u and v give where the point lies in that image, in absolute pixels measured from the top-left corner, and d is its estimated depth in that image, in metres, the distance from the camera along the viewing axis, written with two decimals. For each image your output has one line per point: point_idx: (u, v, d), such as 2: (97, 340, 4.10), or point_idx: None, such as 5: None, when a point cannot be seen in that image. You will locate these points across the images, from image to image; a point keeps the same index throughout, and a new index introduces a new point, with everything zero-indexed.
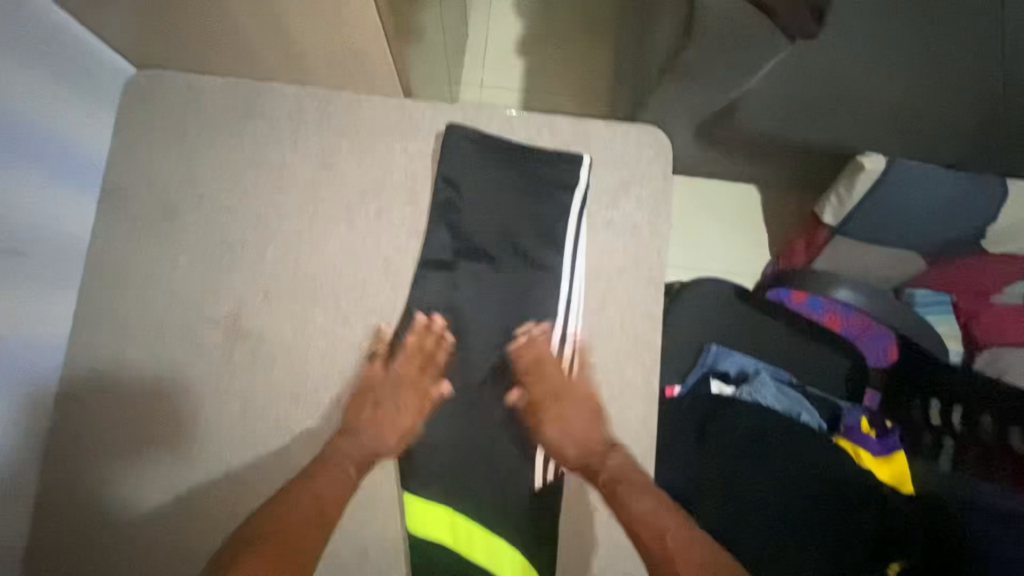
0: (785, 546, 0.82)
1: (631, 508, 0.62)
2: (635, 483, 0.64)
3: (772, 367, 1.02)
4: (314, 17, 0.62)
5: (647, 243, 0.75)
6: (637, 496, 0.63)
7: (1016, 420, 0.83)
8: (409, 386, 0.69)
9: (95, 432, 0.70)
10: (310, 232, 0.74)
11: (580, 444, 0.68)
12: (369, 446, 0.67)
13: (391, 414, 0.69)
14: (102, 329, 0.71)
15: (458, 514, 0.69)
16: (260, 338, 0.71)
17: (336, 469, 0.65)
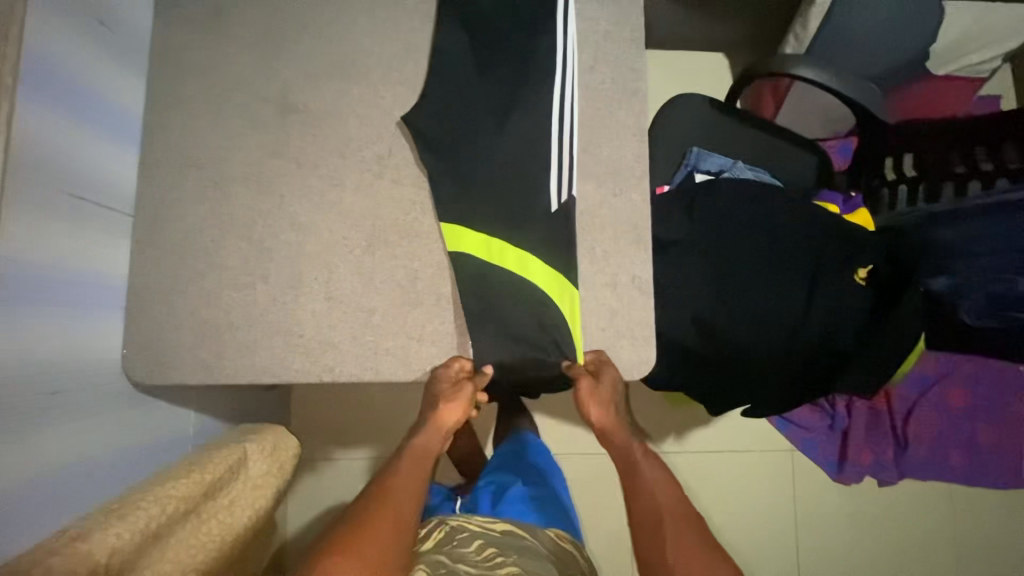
0: (768, 282, 0.96)
1: (637, 484, 0.87)
2: (646, 458, 0.90)
3: (748, 163, 1.15)
4: None
5: (628, 10, 0.87)
6: (648, 466, 0.90)
7: (959, 150, 0.99)
8: (452, 398, 0.82)
9: (166, 200, 0.79)
10: (339, 21, 0.84)
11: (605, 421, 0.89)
12: (434, 437, 0.84)
13: (446, 401, 0.82)
14: (167, 113, 0.81)
15: (493, 238, 0.81)
16: (307, 113, 0.82)
17: (414, 475, 0.80)
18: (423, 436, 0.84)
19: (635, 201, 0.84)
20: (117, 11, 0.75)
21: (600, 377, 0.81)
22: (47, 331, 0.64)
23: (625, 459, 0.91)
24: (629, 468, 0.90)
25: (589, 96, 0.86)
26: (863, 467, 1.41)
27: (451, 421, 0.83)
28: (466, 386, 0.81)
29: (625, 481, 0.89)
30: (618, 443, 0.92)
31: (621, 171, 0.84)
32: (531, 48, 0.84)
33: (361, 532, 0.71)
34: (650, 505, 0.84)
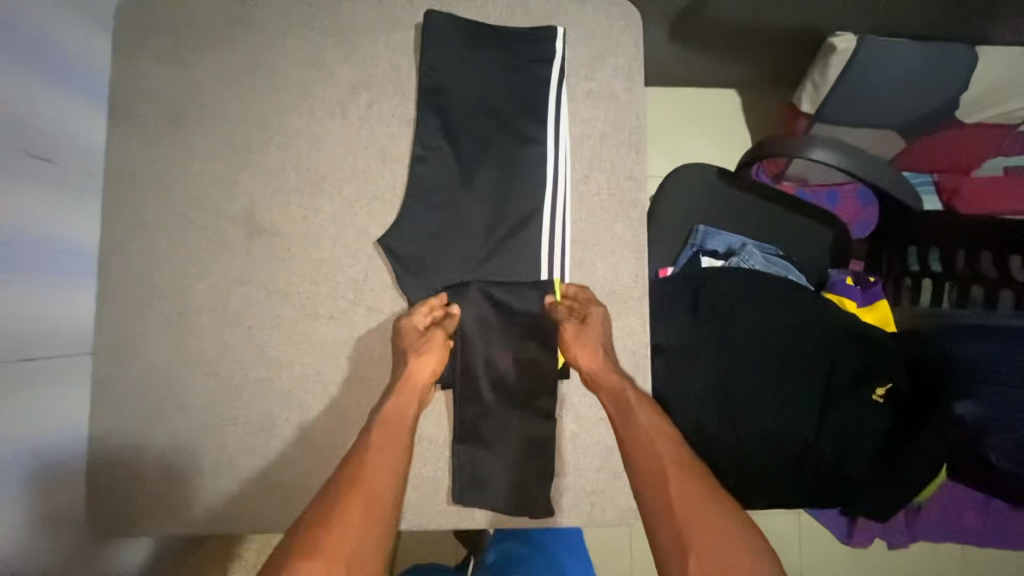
0: (780, 396, 0.89)
1: (635, 452, 0.68)
2: (642, 404, 0.71)
3: (758, 242, 1.07)
4: None
5: (626, 108, 0.79)
6: (646, 415, 0.70)
7: (990, 252, 0.92)
8: (424, 348, 0.72)
9: (131, 335, 0.74)
10: (317, 130, 0.77)
11: (594, 364, 0.72)
12: (410, 399, 0.70)
13: (419, 356, 0.71)
14: (129, 238, 0.75)
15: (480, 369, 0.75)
16: (280, 234, 0.76)
17: (387, 448, 0.67)
18: (395, 400, 0.69)
19: (633, 325, 0.77)
20: (68, 137, 0.69)
21: (589, 318, 0.74)
22: (23, 515, 0.60)
23: (620, 412, 0.71)
24: (622, 411, 0.71)
25: (583, 208, 0.78)
26: (875, 531, 1.20)
27: (428, 374, 0.71)
28: (436, 337, 0.72)
29: (623, 439, 0.70)
30: (613, 394, 0.72)
31: (616, 291, 0.77)
32: (519, 159, 0.76)
33: (329, 538, 0.58)
34: (653, 467, 0.66)
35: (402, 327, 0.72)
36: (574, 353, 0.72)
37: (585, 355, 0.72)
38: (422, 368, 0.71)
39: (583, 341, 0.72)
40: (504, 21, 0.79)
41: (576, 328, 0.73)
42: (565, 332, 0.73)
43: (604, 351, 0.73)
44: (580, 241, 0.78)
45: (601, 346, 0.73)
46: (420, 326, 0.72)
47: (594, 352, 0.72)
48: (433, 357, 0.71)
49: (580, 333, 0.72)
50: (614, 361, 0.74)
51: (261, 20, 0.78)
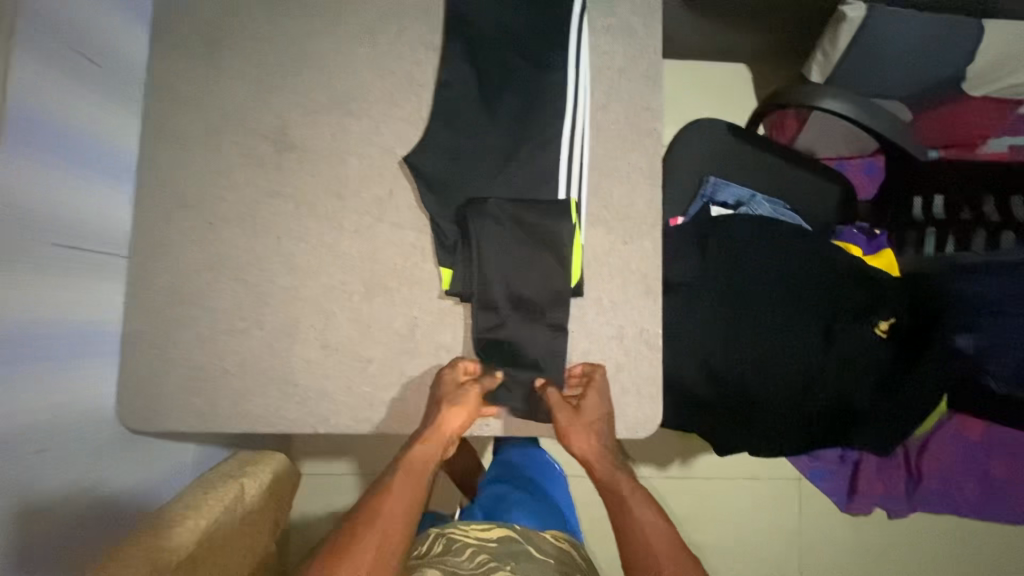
0: (787, 333, 0.92)
1: (628, 532, 0.76)
2: (636, 496, 0.79)
3: (766, 194, 1.10)
4: None
5: (644, 43, 0.82)
6: (641, 507, 0.78)
7: (991, 197, 0.95)
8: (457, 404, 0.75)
9: (164, 241, 0.78)
10: (347, 51, 0.80)
11: (589, 436, 0.77)
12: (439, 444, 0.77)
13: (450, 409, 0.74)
14: (165, 150, 0.79)
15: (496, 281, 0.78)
16: (309, 151, 0.79)
17: (410, 488, 0.76)
18: (421, 447, 0.77)
19: (646, 250, 0.80)
20: (113, 46, 0.73)
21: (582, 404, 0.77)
22: None
23: (615, 499, 0.80)
24: (618, 507, 0.79)
25: (600, 137, 0.81)
26: (878, 501, 1.17)
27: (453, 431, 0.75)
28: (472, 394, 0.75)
29: (618, 521, 0.78)
30: (607, 485, 0.81)
31: (631, 218, 0.80)
32: (541, 88, 0.80)
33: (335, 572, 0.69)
34: (643, 551, 0.74)
35: (450, 382, 0.76)
36: (573, 443, 0.78)
37: (583, 443, 0.77)
38: (449, 425, 0.75)
39: (578, 431, 0.76)
40: None
41: (565, 416, 0.76)
42: (558, 417, 0.77)
43: (595, 435, 0.78)
44: (596, 168, 0.81)
45: (594, 434, 0.77)
46: (461, 380, 0.76)
47: (587, 439, 0.77)
48: (463, 414, 0.75)
49: (573, 422, 0.76)
50: (608, 444, 0.79)
51: None
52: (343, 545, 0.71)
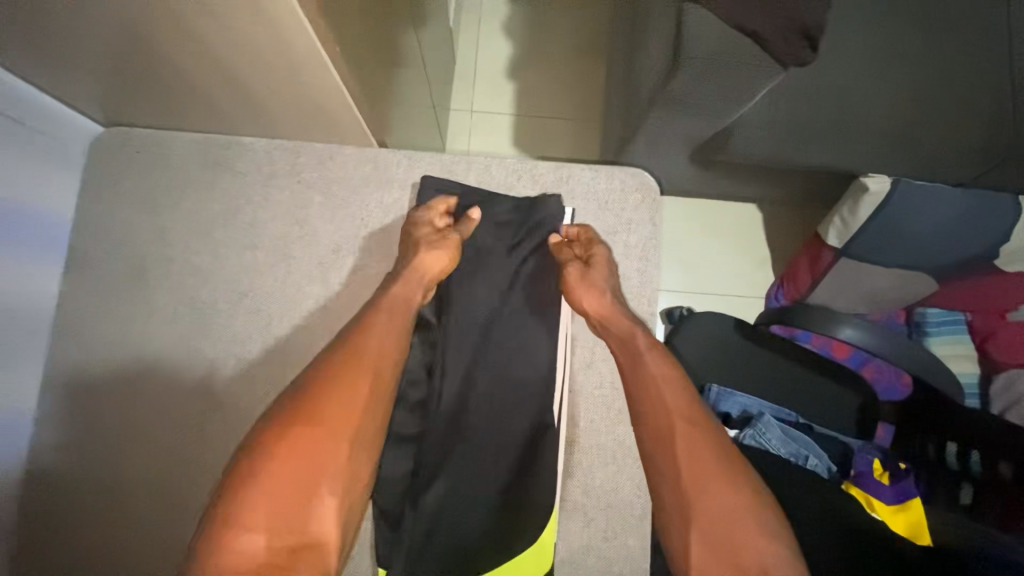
0: None
1: (642, 400, 0.61)
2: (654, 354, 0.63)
3: (774, 405, 0.98)
4: (280, 85, 0.60)
5: (635, 291, 0.73)
6: (658, 363, 0.62)
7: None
8: (435, 245, 0.67)
9: (62, 512, 0.67)
10: (293, 291, 0.70)
11: (594, 292, 0.67)
12: (413, 286, 0.64)
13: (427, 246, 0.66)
14: (77, 402, 0.69)
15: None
16: (238, 408, 0.68)
17: (391, 336, 0.60)
18: (402, 285, 0.64)
19: (629, 542, 0.67)
20: (11, 300, 0.63)
21: (590, 259, 0.69)
22: None
23: (629, 354, 0.64)
24: (631, 358, 0.64)
25: (583, 396, 0.71)
26: None
27: (434, 272, 0.66)
28: (454, 236, 0.67)
29: (632, 396, 0.62)
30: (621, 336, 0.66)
31: (614, 504, 0.68)
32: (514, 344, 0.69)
33: (296, 447, 0.50)
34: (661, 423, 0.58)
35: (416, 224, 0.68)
36: (577, 297, 0.68)
37: (592, 297, 0.67)
38: (427, 262, 0.65)
39: (589, 282, 0.68)
40: (508, 188, 0.74)
41: (575, 273, 0.68)
42: (567, 271, 0.69)
43: (603, 289, 0.67)
44: (578, 438, 0.70)
45: (604, 286, 0.67)
46: (435, 225, 0.69)
47: (599, 292, 0.67)
48: (445, 252, 0.66)
49: (582, 277, 0.68)
50: (619, 298, 0.68)
51: (248, 169, 0.73)
52: (288, 435, 0.50)
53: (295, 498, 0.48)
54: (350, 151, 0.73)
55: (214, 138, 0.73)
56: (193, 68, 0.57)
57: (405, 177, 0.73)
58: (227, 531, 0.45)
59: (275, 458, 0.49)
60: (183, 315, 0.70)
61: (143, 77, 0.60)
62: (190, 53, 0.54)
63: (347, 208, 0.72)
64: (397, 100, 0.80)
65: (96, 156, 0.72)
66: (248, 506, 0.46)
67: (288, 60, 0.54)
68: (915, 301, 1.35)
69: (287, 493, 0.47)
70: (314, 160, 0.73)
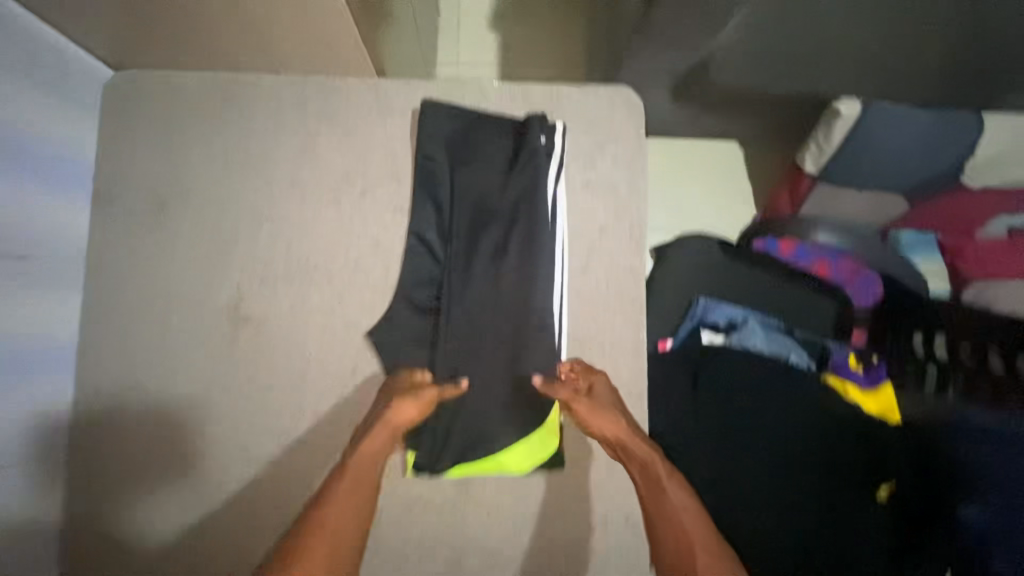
0: (784, 497, 0.84)
1: (663, 526, 0.65)
2: (671, 476, 0.67)
3: (759, 314, 1.05)
4: (284, 10, 0.63)
5: (625, 199, 0.77)
6: (674, 491, 0.66)
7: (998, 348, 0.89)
8: (401, 408, 0.68)
9: (113, 426, 0.73)
10: (307, 214, 0.75)
11: (608, 423, 0.69)
12: (388, 438, 0.67)
13: (398, 406, 0.68)
14: (111, 329, 0.74)
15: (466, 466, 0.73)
16: (268, 324, 0.74)
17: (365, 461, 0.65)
18: (370, 440, 0.66)
19: (630, 423, 0.75)
20: (43, 232, 0.67)
21: (592, 393, 0.71)
22: None
23: (647, 483, 0.68)
24: (650, 485, 0.67)
25: (579, 295, 0.76)
26: None
27: (403, 422, 0.68)
28: (426, 397, 0.68)
29: (653, 523, 0.66)
30: (638, 461, 0.68)
31: (614, 388, 0.75)
32: (515, 250, 0.74)
33: None
34: (682, 552, 0.62)
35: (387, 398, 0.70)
36: (593, 425, 0.70)
37: (608, 415, 0.69)
38: (394, 416, 0.67)
39: (601, 411, 0.70)
40: (500, 109, 0.79)
41: (587, 408, 0.70)
42: (577, 408, 0.70)
43: (615, 411, 0.70)
44: (578, 335, 0.76)
45: (618, 414, 0.70)
46: (417, 380, 0.71)
47: (614, 419, 0.69)
48: (414, 405, 0.68)
49: (593, 410, 0.70)
50: (629, 413, 0.71)
51: (256, 103, 0.77)
52: None
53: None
54: (352, 82, 0.77)
55: (222, 76, 0.76)
56: None
57: (404, 103, 0.78)
58: None
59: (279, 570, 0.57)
60: (203, 242, 0.74)
61: (153, 9, 0.64)
62: None
63: (351, 135, 0.77)
64: (391, 36, 0.83)
65: (109, 96, 0.75)
66: None
67: None
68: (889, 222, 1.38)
69: None
70: (318, 91, 0.77)
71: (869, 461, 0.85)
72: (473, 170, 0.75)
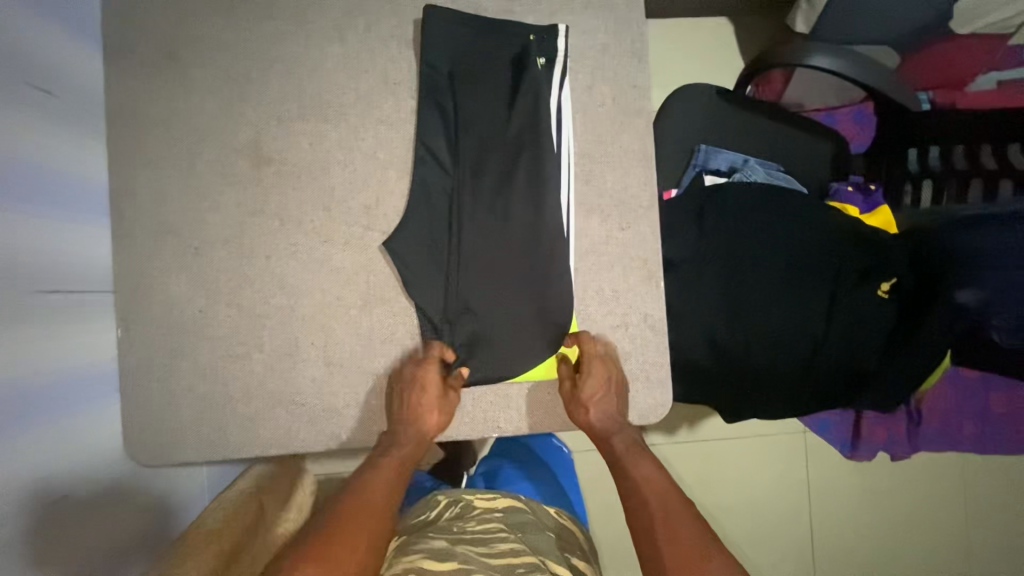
0: (787, 301, 0.90)
1: (637, 500, 0.71)
2: (641, 459, 0.74)
3: (759, 158, 1.08)
4: None
5: (626, 16, 0.78)
6: (643, 468, 0.73)
7: (986, 142, 0.95)
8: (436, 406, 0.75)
9: (151, 269, 0.76)
10: (317, 51, 0.76)
11: (585, 406, 0.75)
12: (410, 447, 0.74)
13: (427, 414, 0.75)
14: (140, 177, 0.76)
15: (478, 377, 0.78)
16: (288, 162, 0.76)
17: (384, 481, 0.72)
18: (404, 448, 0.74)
19: (642, 233, 0.78)
20: (64, 73, 0.68)
21: (585, 370, 0.75)
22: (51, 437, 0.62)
23: (620, 466, 0.75)
24: (621, 469, 0.74)
25: (586, 114, 0.78)
26: (880, 445, 1.12)
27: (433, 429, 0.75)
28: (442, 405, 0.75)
29: (626, 498, 0.72)
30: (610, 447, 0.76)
31: (625, 202, 0.78)
32: (522, 72, 0.76)
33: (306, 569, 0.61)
34: (649, 520, 0.68)
35: (405, 378, 0.75)
36: (575, 416, 0.75)
37: (584, 409, 0.75)
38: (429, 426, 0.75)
39: (579, 402, 0.75)
40: None
41: (569, 392, 0.76)
42: (566, 392, 0.76)
43: (598, 406, 0.75)
44: (588, 153, 0.78)
45: (597, 402, 0.75)
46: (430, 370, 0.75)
47: (591, 409, 0.75)
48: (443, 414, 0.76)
49: (573, 396, 0.75)
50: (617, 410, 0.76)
51: None
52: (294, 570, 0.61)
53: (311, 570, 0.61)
54: None
55: None
56: None
57: None
58: None
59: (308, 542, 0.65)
60: (218, 85, 0.76)
61: None
62: None
63: None
64: None
65: None
66: None
67: None
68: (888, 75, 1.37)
69: None
70: None
71: (868, 266, 0.89)
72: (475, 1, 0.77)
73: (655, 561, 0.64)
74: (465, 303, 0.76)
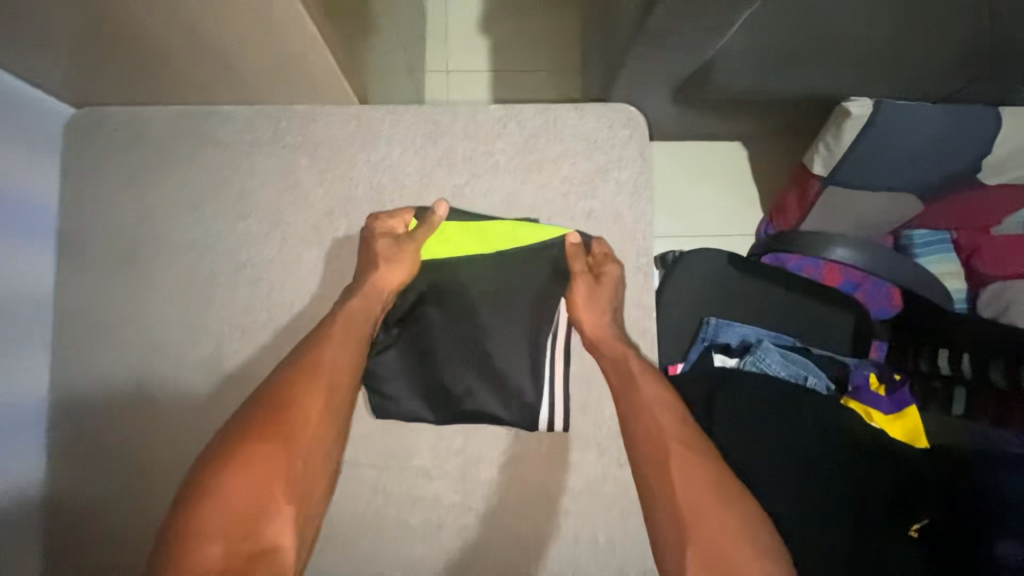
0: (821, 539, 0.77)
1: (636, 422, 0.62)
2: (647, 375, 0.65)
3: (773, 331, 1.00)
4: (248, 44, 0.58)
5: (629, 227, 0.73)
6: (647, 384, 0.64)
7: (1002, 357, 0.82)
8: (395, 259, 0.67)
9: (84, 491, 0.67)
10: (289, 254, 0.70)
11: (592, 313, 0.68)
12: (373, 300, 0.66)
13: (387, 262, 0.66)
14: (86, 388, 0.69)
15: (475, 224, 0.70)
16: (248, 376, 0.68)
17: (340, 354, 0.61)
18: (357, 300, 0.65)
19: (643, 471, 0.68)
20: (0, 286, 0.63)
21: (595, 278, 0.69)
22: None
23: (623, 379, 0.65)
24: (625, 378, 0.65)
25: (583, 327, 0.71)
26: None
27: (393, 282, 0.67)
28: (412, 247, 0.67)
29: (625, 414, 0.64)
30: (613, 357, 0.67)
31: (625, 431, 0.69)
32: (512, 286, 0.70)
33: (237, 476, 0.51)
34: (655, 439, 0.60)
35: (378, 234, 0.68)
36: (578, 315, 0.68)
37: (586, 318, 0.68)
38: (385, 279, 0.66)
39: (586, 303, 0.68)
40: (493, 134, 0.74)
41: (577, 293, 0.68)
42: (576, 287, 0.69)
43: (604, 310, 0.68)
44: (584, 375, 0.70)
45: (603, 310, 0.68)
46: (397, 229, 0.68)
47: (597, 316, 0.68)
48: (405, 271, 0.67)
49: (583, 294, 0.68)
50: (614, 314, 0.68)
51: (235, 137, 0.72)
52: (238, 455, 0.52)
53: (247, 502, 0.50)
54: (334, 112, 0.72)
55: (193, 109, 0.72)
56: (163, 32, 0.56)
57: (389, 132, 0.73)
58: (182, 544, 0.47)
59: (250, 446, 0.53)
60: (181, 286, 0.70)
61: (115, 50, 0.59)
62: (161, 16, 0.53)
63: (337, 170, 0.72)
64: (374, 63, 0.77)
65: (72, 137, 0.71)
66: (195, 553, 0.47)
67: (261, 19, 0.54)
68: (899, 223, 1.15)
69: (247, 484, 0.51)
70: (297, 124, 0.72)
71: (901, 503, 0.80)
72: (466, 205, 0.72)
73: (653, 486, 0.58)
74: (438, 543, 0.67)
